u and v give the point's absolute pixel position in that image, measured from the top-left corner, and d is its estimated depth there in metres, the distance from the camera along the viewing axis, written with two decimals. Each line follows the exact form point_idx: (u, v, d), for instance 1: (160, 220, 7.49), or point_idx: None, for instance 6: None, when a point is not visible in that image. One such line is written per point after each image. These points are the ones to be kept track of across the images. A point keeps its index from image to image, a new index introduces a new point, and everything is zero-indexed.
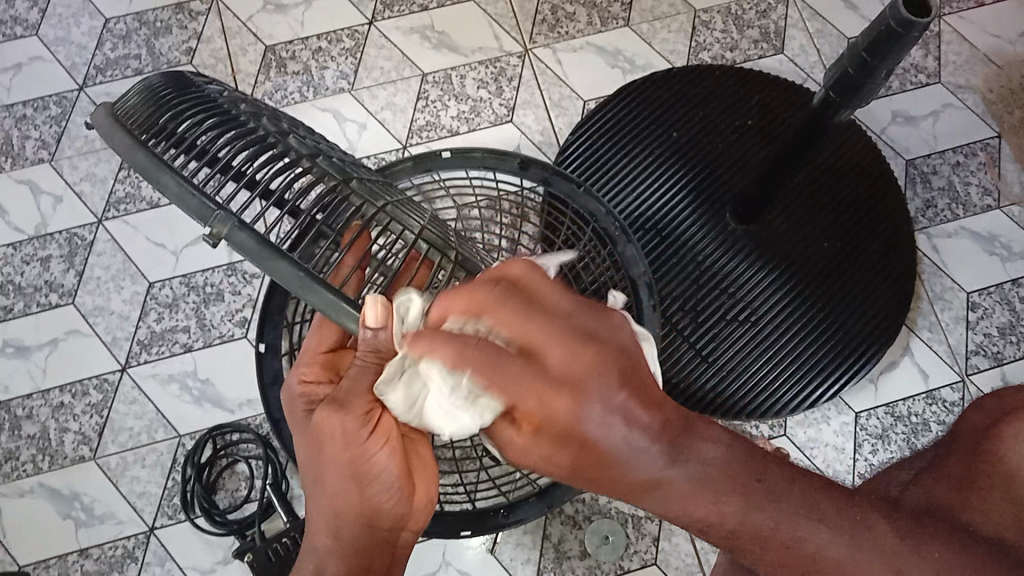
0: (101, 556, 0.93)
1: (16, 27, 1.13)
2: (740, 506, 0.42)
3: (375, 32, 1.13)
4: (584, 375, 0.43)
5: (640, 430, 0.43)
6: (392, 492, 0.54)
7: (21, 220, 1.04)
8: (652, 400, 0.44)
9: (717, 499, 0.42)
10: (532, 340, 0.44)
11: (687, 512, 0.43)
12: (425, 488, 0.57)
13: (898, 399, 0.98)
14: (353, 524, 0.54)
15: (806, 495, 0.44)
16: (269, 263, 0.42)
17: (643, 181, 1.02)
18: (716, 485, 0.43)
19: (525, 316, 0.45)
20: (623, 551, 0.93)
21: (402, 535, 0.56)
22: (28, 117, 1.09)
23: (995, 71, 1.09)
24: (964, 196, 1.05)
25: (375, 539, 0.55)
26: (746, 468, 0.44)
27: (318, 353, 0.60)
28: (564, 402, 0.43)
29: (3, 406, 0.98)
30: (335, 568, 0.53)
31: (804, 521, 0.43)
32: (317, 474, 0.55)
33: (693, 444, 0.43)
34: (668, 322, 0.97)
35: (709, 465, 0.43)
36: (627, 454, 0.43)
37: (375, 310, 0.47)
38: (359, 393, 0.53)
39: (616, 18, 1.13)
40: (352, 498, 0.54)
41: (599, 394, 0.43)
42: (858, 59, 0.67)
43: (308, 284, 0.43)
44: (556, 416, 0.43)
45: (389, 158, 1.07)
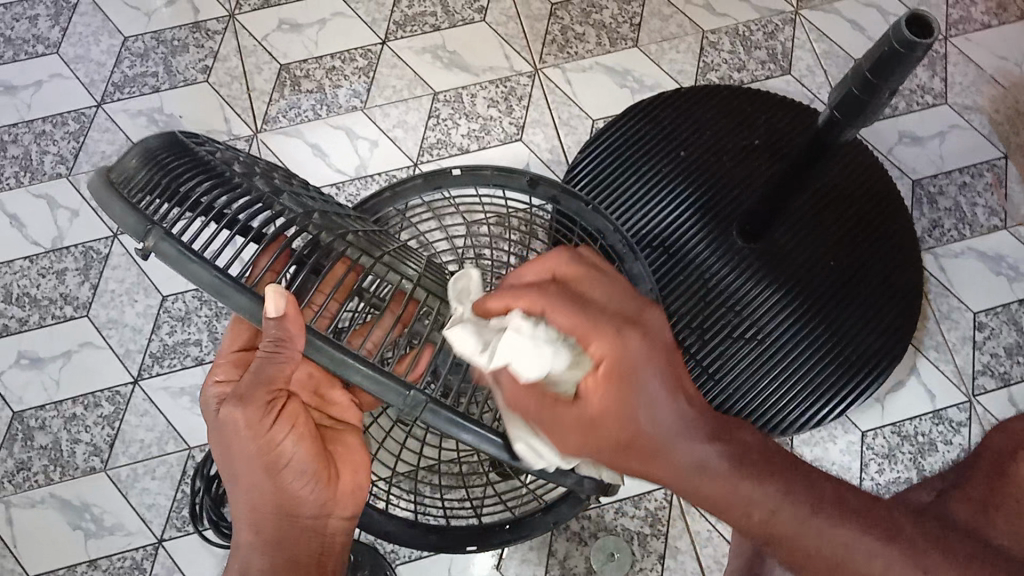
0: (110, 567, 0.94)
1: (38, 44, 1.15)
2: (791, 496, 0.41)
3: (387, 51, 1.15)
4: (631, 368, 0.43)
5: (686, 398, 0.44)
6: (306, 477, 0.59)
7: (38, 233, 1.06)
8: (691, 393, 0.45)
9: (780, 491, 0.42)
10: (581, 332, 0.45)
11: (747, 511, 0.42)
12: (349, 476, 0.62)
13: (904, 419, 0.98)
14: (273, 514, 0.58)
15: (856, 490, 0.43)
16: (188, 267, 0.42)
17: (651, 199, 1.02)
18: (769, 475, 0.42)
19: (579, 308, 0.45)
20: (629, 568, 0.93)
21: (325, 521, 0.60)
22: (47, 132, 1.11)
23: (1001, 93, 1.10)
24: (971, 216, 1.06)
25: (295, 528, 0.59)
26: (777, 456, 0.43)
27: (229, 354, 0.61)
28: (613, 393, 0.43)
29: (17, 417, 0.99)
30: (261, 563, 0.57)
31: (858, 521, 0.40)
32: (233, 469, 0.57)
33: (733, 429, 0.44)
34: (674, 339, 0.98)
35: (760, 455, 0.43)
36: (674, 412, 0.43)
37: (274, 299, 0.44)
38: (259, 387, 0.54)
39: (625, 40, 1.15)
40: (270, 489, 0.57)
41: (662, 347, 0.45)
42: (861, 79, 0.68)
43: (224, 288, 0.43)
44: (620, 357, 0.44)
45: (399, 175, 1.09)
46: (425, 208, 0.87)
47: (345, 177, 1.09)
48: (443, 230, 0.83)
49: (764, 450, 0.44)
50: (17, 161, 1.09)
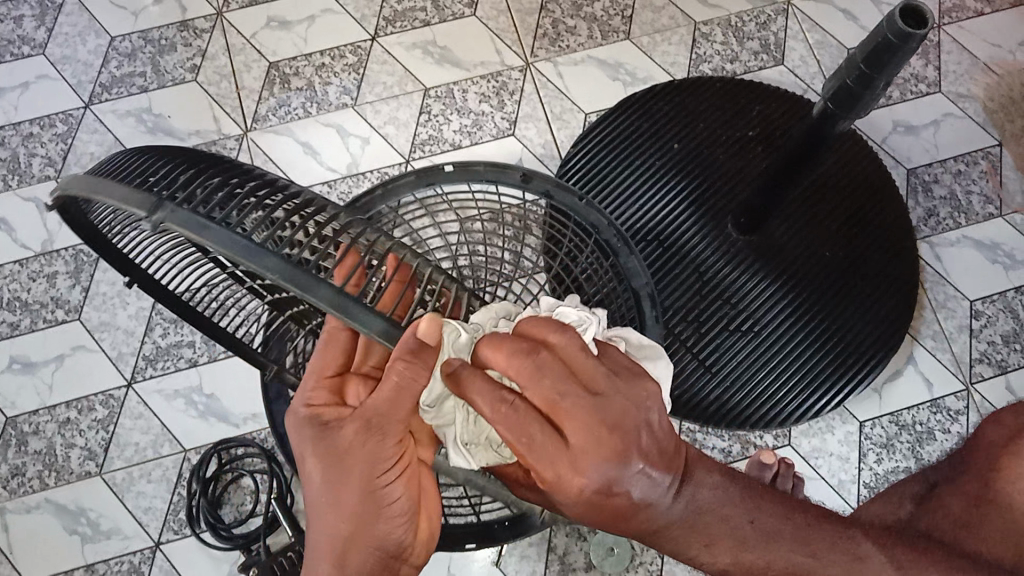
0: (107, 571, 0.94)
1: (24, 46, 1.14)
2: (732, 549, 0.50)
3: (377, 47, 1.14)
4: (603, 458, 0.44)
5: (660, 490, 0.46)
6: (403, 521, 0.54)
7: (28, 236, 1.05)
8: (666, 460, 0.47)
9: (709, 541, 0.50)
10: (558, 416, 0.45)
11: (687, 548, 0.50)
12: (426, 523, 0.57)
13: (902, 408, 0.98)
14: (360, 553, 0.53)
15: (796, 531, 0.51)
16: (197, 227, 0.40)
17: (645, 192, 1.02)
18: (707, 531, 0.50)
19: (563, 394, 0.44)
20: (628, 563, 0.93)
21: (401, 565, 0.55)
22: (35, 135, 1.10)
23: (995, 80, 1.10)
24: (966, 204, 1.06)
25: (380, 566, 0.54)
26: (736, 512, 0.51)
27: (320, 377, 0.53)
28: (575, 481, 0.44)
29: (10, 422, 0.98)
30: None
31: (795, 557, 0.50)
32: (331, 494, 0.53)
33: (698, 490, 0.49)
34: (671, 332, 0.97)
35: (707, 513, 0.49)
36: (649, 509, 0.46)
37: (428, 326, 0.46)
38: (396, 421, 0.51)
39: (617, 32, 1.14)
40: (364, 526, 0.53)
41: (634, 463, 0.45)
42: (855, 71, 0.67)
43: (244, 249, 0.40)
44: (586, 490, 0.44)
45: (392, 172, 1.08)
46: (417, 205, 0.86)
47: (336, 174, 1.08)
48: (436, 226, 0.82)
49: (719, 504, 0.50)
50: (5, 164, 1.09)
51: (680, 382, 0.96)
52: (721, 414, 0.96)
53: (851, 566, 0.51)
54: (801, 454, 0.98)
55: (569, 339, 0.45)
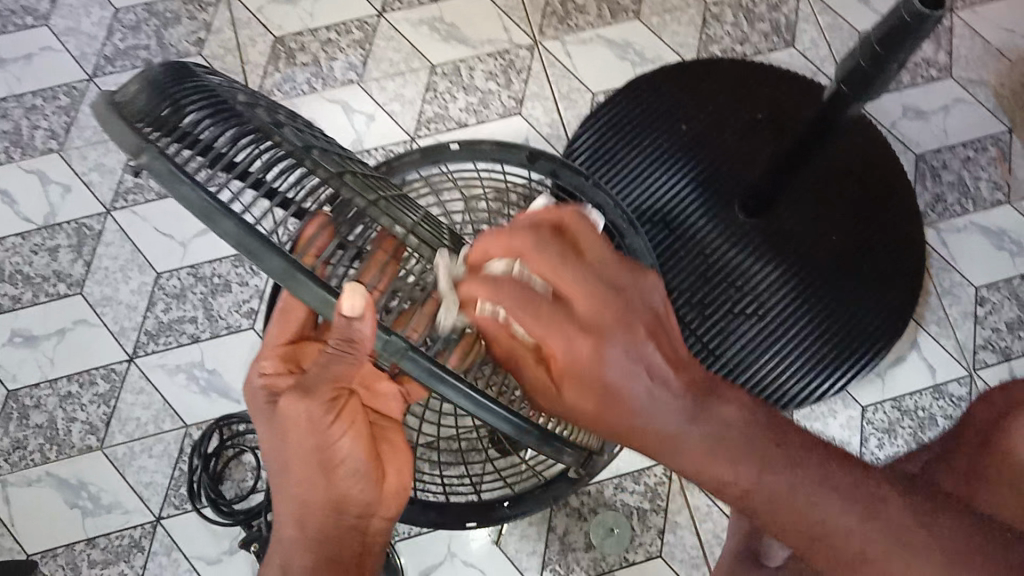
0: (109, 544, 0.94)
1: (27, 16, 1.13)
2: (757, 466, 0.41)
3: (384, 23, 1.13)
4: (613, 326, 0.42)
5: (655, 383, 0.43)
6: (357, 477, 0.56)
7: (30, 209, 1.05)
8: (672, 357, 0.44)
9: (733, 461, 0.41)
10: (564, 289, 0.43)
11: (705, 473, 0.42)
12: (396, 476, 0.59)
13: (905, 394, 0.98)
14: (319, 515, 0.56)
15: (823, 463, 0.41)
16: (175, 186, 0.38)
17: (652, 173, 1.01)
18: (726, 448, 0.41)
19: (569, 261, 0.43)
20: (628, 543, 0.93)
21: (369, 521, 0.58)
22: (38, 107, 1.09)
23: (1006, 65, 1.09)
24: (974, 190, 1.05)
25: (341, 526, 0.57)
26: (761, 432, 0.42)
27: (278, 344, 0.60)
28: (585, 346, 0.42)
29: (12, 395, 0.98)
30: (302, 560, 0.57)
31: (808, 485, 0.40)
32: (284, 464, 0.56)
33: (714, 401, 0.43)
34: (676, 315, 0.97)
35: (729, 427, 0.42)
36: (646, 409, 0.43)
37: (353, 299, 0.42)
38: (323, 382, 0.51)
39: (626, 11, 1.13)
40: (321, 490, 0.56)
41: (617, 339, 0.42)
42: (870, 52, 0.66)
43: (210, 212, 0.38)
44: (576, 359, 0.42)
45: (396, 149, 1.07)
46: (421, 183, 0.86)
47: None
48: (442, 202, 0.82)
49: (742, 420, 0.42)
50: (8, 137, 1.08)
51: None
52: None
53: (873, 506, 0.40)
54: None
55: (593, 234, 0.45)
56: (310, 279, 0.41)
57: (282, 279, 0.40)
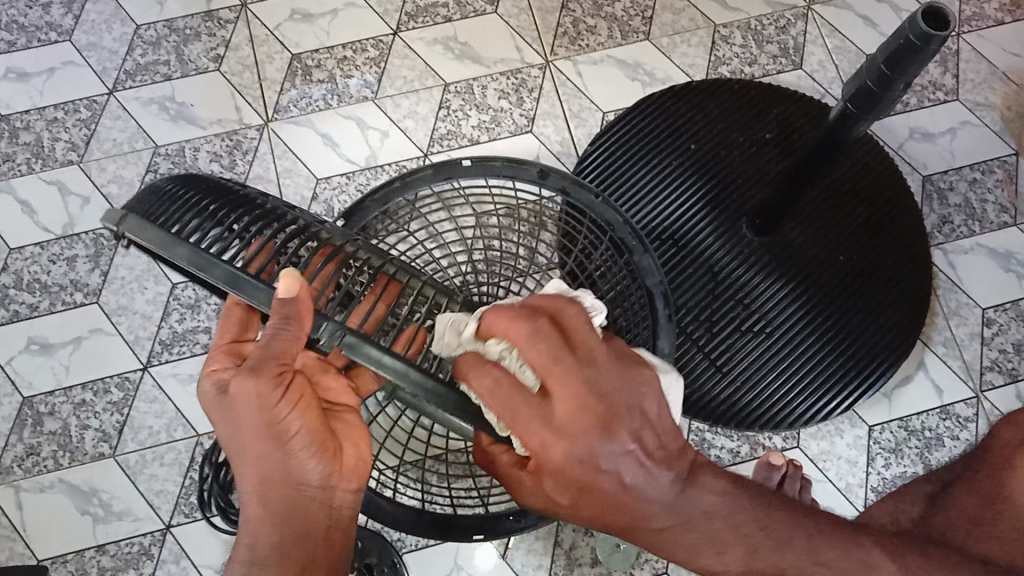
0: (118, 552, 0.95)
1: (50, 32, 1.15)
2: (738, 552, 0.48)
3: (399, 42, 1.15)
4: (592, 430, 0.46)
5: (643, 470, 0.47)
6: (314, 451, 0.54)
7: (49, 220, 1.06)
8: (664, 454, 0.49)
9: (720, 550, 0.48)
10: (552, 383, 0.47)
11: (690, 550, 0.49)
12: (353, 451, 0.58)
13: (911, 414, 0.98)
14: (280, 493, 0.54)
15: (811, 542, 0.48)
16: (170, 246, 0.50)
17: (661, 191, 1.02)
18: (713, 533, 0.48)
19: (558, 359, 0.48)
20: (634, 560, 0.93)
21: (332, 496, 0.56)
22: (59, 119, 1.11)
23: (1013, 89, 1.10)
24: (981, 212, 1.05)
25: (304, 498, 0.55)
26: (746, 519, 0.49)
27: (222, 343, 0.58)
28: (562, 451, 0.47)
29: (27, 402, 1.00)
30: (268, 539, 0.53)
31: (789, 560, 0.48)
32: (241, 447, 0.55)
33: (699, 485, 0.49)
34: (683, 331, 0.98)
35: (709, 513, 0.48)
36: (632, 493, 0.47)
37: (287, 283, 0.50)
38: (269, 355, 0.53)
39: (636, 32, 1.15)
40: (279, 463, 0.54)
41: (603, 445, 0.46)
42: (875, 72, 0.67)
43: (200, 259, 0.50)
44: (554, 461, 0.47)
45: (410, 165, 1.09)
46: (434, 199, 0.87)
47: (355, 166, 1.09)
48: (453, 218, 0.83)
49: (724, 508, 0.49)
50: (30, 148, 1.10)
51: (690, 379, 0.97)
52: (731, 414, 0.96)
53: (857, 572, 0.48)
54: (809, 457, 0.98)
55: (585, 323, 0.50)
56: (253, 280, 0.51)
57: (230, 285, 0.50)
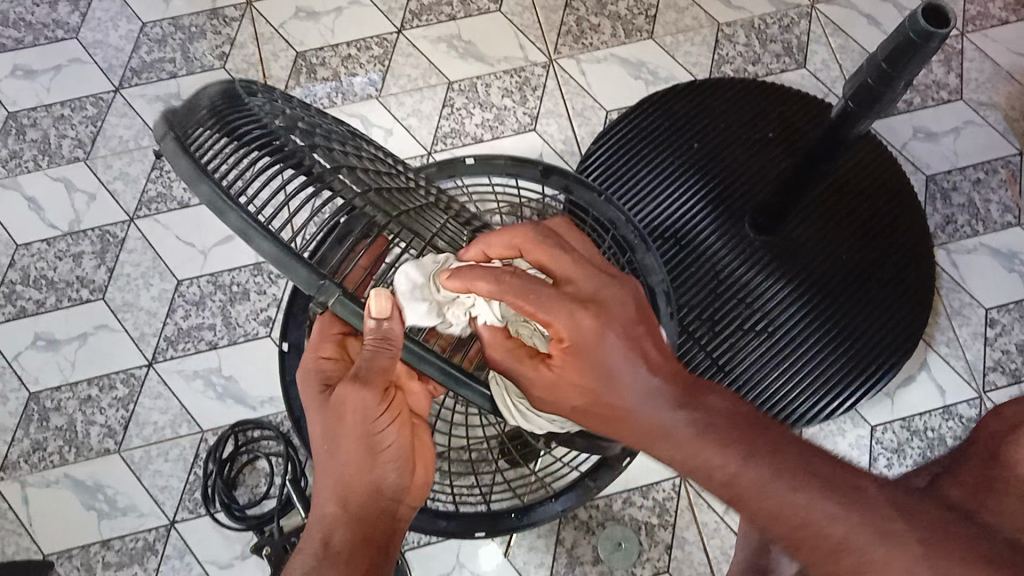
0: (123, 547, 0.95)
1: (57, 30, 1.16)
2: (739, 454, 0.43)
3: (403, 40, 1.15)
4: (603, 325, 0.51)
5: (652, 373, 0.50)
6: (396, 467, 0.57)
7: (55, 216, 1.07)
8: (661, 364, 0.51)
9: (725, 447, 0.43)
10: (554, 291, 0.52)
11: (697, 459, 0.44)
12: (422, 476, 0.61)
13: (914, 414, 0.98)
14: (359, 499, 0.56)
15: (802, 455, 0.42)
16: (196, 185, 0.41)
17: (665, 190, 1.03)
18: (724, 436, 0.44)
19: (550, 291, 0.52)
20: (636, 558, 0.94)
21: (398, 507, 0.58)
22: (65, 117, 1.11)
23: (1017, 89, 1.10)
24: (984, 212, 1.06)
25: (375, 504, 0.56)
26: (748, 429, 0.45)
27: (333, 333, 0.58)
28: (590, 328, 0.51)
29: (33, 397, 1.00)
30: (341, 539, 0.54)
31: (802, 492, 0.40)
32: (330, 448, 0.57)
33: (705, 400, 0.48)
34: (686, 330, 0.98)
35: (712, 419, 0.46)
36: (642, 395, 0.49)
37: (377, 303, 0.48)
38: (375, 372, 0.52)
39: (640, 31, 1.15)
40: (362, 468, 0.56)
41: (614, 328, 0.51)
42: (876, 70, 0.68)
43: (222, 208, 0.40)
44: (585, 342, 0.51)
45: (413, 163, 1.09)
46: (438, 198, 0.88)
47: None
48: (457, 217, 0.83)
49: (725, 413, 0.46)
50: (36, 145, 1.10)
51: (694, 378, 0.97)
52: None
53: (851, 499, 0.39)
54: None
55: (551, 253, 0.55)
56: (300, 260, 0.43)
57: (275, 263, 0.42)
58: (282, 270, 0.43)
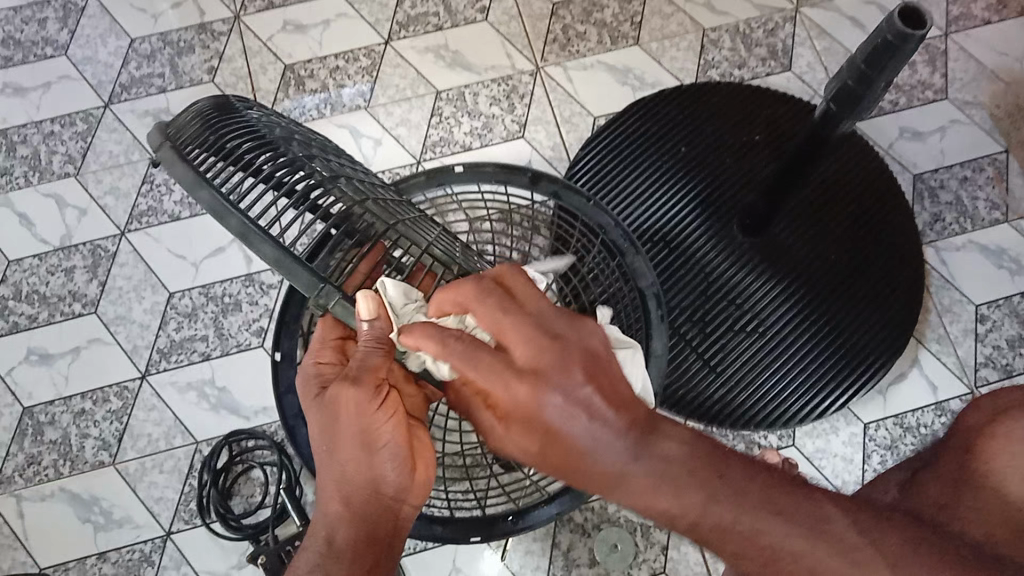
0: (119, 559, 0.95)
1: (46, 47, 1.17)
2: (695, 492, 0.41)
3: (391, 51, 1.16)
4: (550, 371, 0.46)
5: (604, 425, 0.44)
6: (395, 467, 0.55)
7: (47, 231, 1.07)
8: (621, 401, 0.46)
9: (678, 490, 0.42)
10: (504, 332, 0.48)
11: (650, 505, 0.43)
12: (424, 475, 0.58)
13: (906, 411, 0.99)
14: (361, 496, 0.55)
15: (760, 488, 0.42)
16: (195, 191, 0.45)
17: (653, 194, 1.03)
18: (679, 476, 0.42)
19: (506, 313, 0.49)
20: (632, 560, 0.94)
21: (401, 508, 0.57)
22: (56, 133, 1.12)
23: (1001, 88, 1.11)
24: (971, 210, 1.06)
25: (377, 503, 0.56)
26: (701, 465, 0.43)
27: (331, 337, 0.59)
28: (525, 390, 0.45)
29: (27, 412, 1.00)
30: (345, 535, 0.55)
31: (761, 521, 0.40)
32: (331, 450, 0.57)
33: (658, 439, 0.44)
34: (676, 332, 0.99)
35: (672, 462, 0.43)
36: (590, 447, 0.44)
37: (365, 302, 0.50)
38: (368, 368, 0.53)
39: (626, 38, 1.16)
40: (361, 468, 0.55)
41: (560, 385, 0.45)
42: (856, 71, 0.68)
43: (221, 210, 0.45)
44: (519, 405, 0.46)
45: (403, 172, 1.10)
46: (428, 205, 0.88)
47: None
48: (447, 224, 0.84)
49: (684, 454, 0.43)
50: (27, 161, 1.11)
51: (686, 380, 0.97)
52: (726, 414, 0.97)
53: (809, 521, 0.40)
54: (804, 455, 0.99)
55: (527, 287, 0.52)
56: (298, 261, 0.46)
57: (276, 265, 0.45)
58: (285, 273, 0.46)
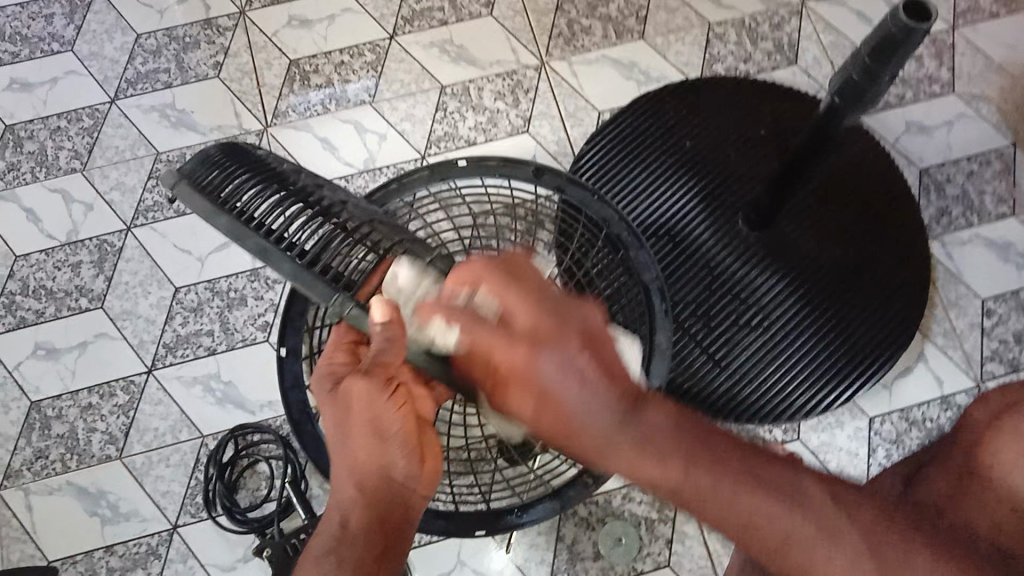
0: (126, 552, 0.96)
1: (53, 43, 1.17)
2: (681, 463, 0.42)
3: (395, 46, 1.16)
4: (547, 336, 0.47)
5: (592, 392, 0.45)
6: (405, 458, 0.57)
7: (53, 227, 1.08)
8: (612, 374, 0.46)
9: (663, 461, 0.42)
10: (507, 304, 0.50)
11: (636, 472, 0.43)
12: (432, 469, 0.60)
13: (912, 405, 0.99)
14: (373, 485, 0.57)
15: (743, 461, 0.43)
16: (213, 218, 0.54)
17: (658, 188, 1.03)
18: (678, 448, 0.43)
19: (508, 290, 0.50)
20: (637, 553, 0.94)
21: (412, 500, 0.58)
22: (62, 128, 1.12)
23: (1008, 81, 1.10)
24: (978, 204, 1.06)
25: (388, 491, 0.57)
26: (688, 442, 0.43)
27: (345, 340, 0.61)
28: (523, 351, 0.47)
29: (34, 406, 1.01)
30: (357, 523, 0.56)
31: (746, 495, 0.41)
32: (343, 444, 0.58)
33: (646, 412, 0.44)
34: (681, 327, 0.98)
35: (657, 436, 0.43)
36: (580, 411, 0.44)
37: (380, 309, 0.53)
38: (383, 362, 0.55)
39: (631, 32, 1.16)
40: (374, 457, 0.57)
41: (559, 346, 0.46)
42: (860, 65, 0.68)
43: (240, 231, 0.53)
44: (519, 367, 0.47)
45: (407, 167, 1.10)
46: (432, 200, 0.88)
47: (354, 169, 1.10)
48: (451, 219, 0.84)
49: (672, 428, 0.44)
50: (33, 157, 1.11)
51: (691, 374, 0.97)
52: (731, 408, 0.97)
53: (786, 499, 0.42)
54: (809, 449, 0.99)
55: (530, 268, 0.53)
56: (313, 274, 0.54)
57: (296, 279, 0.54)
58: (303, 286, 0.54)
